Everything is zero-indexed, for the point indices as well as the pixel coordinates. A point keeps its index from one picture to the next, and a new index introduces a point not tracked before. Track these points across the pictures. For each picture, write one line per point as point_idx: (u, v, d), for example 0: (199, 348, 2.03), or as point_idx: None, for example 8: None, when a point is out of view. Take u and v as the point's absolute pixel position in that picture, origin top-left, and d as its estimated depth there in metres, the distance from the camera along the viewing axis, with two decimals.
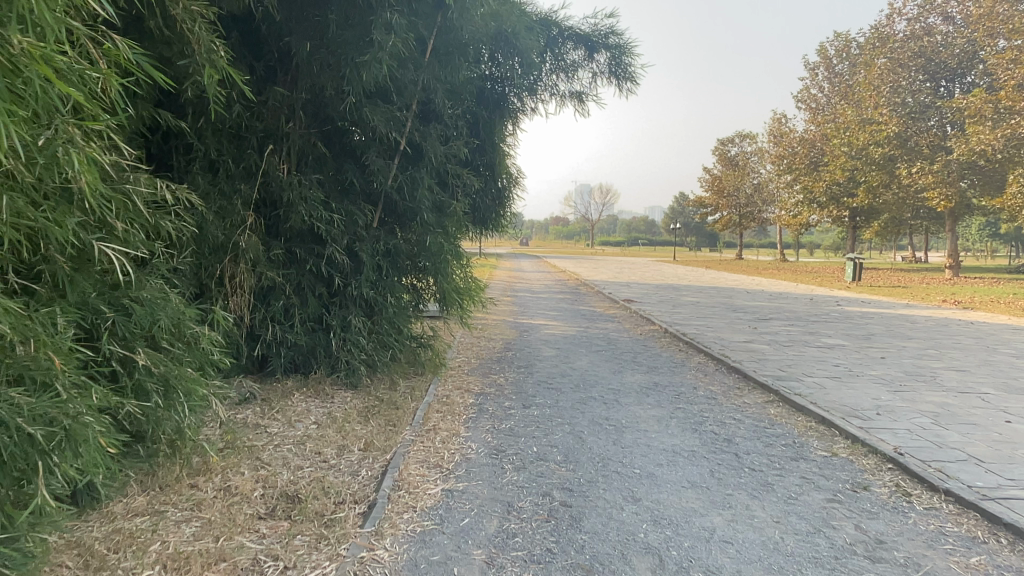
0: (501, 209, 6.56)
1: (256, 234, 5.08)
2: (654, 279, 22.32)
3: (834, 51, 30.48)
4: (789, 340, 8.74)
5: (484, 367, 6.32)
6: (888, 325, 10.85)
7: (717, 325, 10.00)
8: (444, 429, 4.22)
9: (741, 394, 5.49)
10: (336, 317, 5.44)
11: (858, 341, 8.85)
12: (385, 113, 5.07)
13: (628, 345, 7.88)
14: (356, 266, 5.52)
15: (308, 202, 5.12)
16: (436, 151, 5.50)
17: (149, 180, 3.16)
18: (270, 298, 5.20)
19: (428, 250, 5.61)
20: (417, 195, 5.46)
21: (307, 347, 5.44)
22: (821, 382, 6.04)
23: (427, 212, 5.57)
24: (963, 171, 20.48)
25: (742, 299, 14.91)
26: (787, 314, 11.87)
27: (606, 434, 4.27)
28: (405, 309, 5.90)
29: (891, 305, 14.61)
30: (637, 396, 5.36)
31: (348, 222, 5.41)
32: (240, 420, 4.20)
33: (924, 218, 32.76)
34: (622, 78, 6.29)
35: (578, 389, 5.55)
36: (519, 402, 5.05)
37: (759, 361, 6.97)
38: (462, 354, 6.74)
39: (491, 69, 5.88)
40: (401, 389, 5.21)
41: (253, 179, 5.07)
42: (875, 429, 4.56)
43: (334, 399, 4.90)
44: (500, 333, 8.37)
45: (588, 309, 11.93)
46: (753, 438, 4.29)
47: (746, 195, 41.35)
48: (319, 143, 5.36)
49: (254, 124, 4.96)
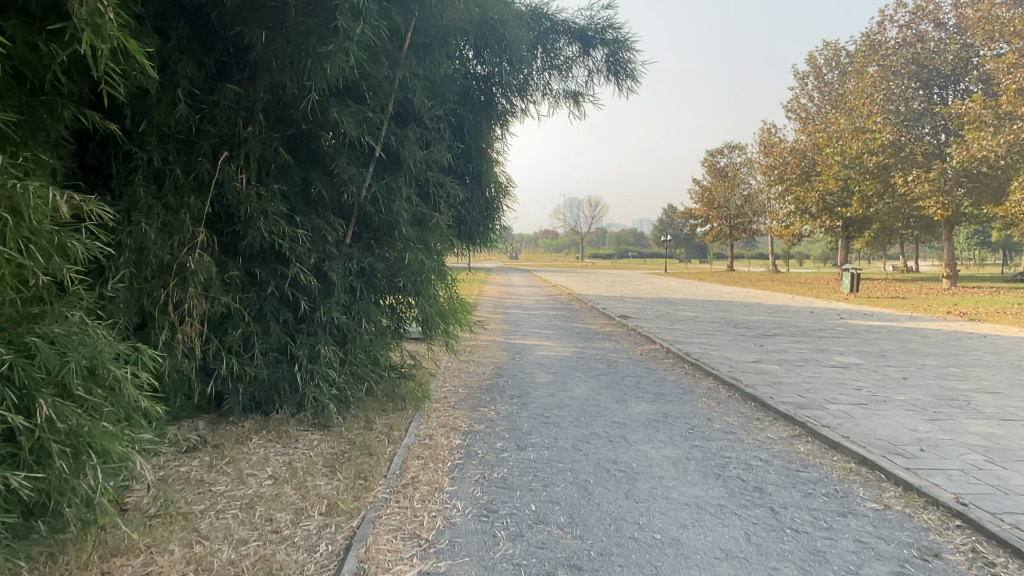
0: (490, 222, 5.91)
1: (209, 254, 4.46)
2: (644, 292, 21.81)
3: (823, 61, 30.27)
4: (800, 359, 8.13)
5: (472, 398, 5.65)
6: (899, 340, 10.27)
7: (721, 343, 9.39)
8: (424, 483, 3.55)
9: (763, 428, 4.86)
10: (303, 347, 4.75)
11: (873, 359, 8.24)
12: (355, 114, 4.45)
13: (629, 368, 7.23)
14: (326, 289, 4.86)
15: (268, 217, 4.48)
16: (418, 157, 4.83)
17: (40, 191, 2.49)
18: (225, 327, 4.57)
19: (406, 268, 5.02)
20: (395, 207, 4.81)
21: (269, 382, 4.75)
22: (847, 410, 5.42)
23: (406, 226, 4.92)
24: (960, 179, 20.12)
25: (741, 313, 14.33)
26: (791, 330, 11.28)
27: (616, 484, 3.62)
28: (383, 336, 5.22)
29: (896, 318, 14.08)
30: (646, 431, 4.71)
31: (316, 239, 4.76)
32: (179, 477, 3.54)
33: (915, 227, 32.49)
34: (622, 77, 5.66)
35: (579, 424, 4.89)
36: (512, 442, 4.39)
37: (775, 386, 6.35)
38: (448, 384, 6.07)
39: (476, 67, 5.28)
40: (377, 430, 4.54)
41: (205, 191, 4.47)
42: (926, 471, 3.93)
43: (298, 439, 4.32)
44: (490, 357, 7.71)
45: (582, 327, 11.30)
46: (788, 487, 3.65)
47: (737, 206, 41.02)
48: (283, 150, 4.75)
49: (205, 129, 4.40)
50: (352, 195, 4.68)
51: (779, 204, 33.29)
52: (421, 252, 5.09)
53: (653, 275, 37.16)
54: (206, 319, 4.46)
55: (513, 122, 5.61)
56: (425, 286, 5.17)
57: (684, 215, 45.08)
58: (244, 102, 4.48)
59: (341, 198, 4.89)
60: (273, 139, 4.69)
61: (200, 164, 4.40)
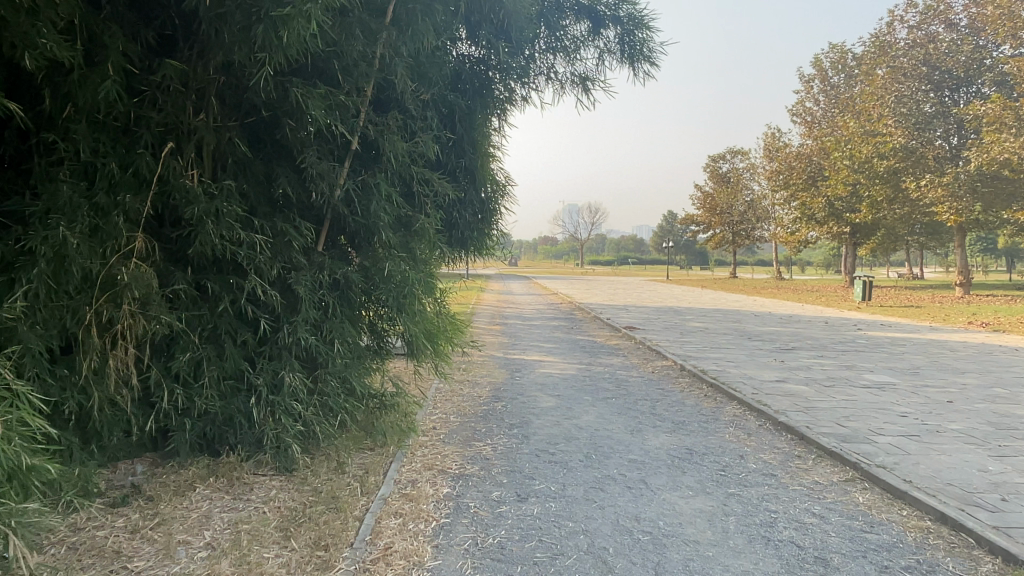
0: (487, 226, 5.10)
1: (150, 264, 3.73)
2: (648, 301, 21.05)
3: (829, 64, 29.71)
4: (828, 378, 7.39)
5: (465, 430, 4.90)
6: (928, 354, 9.53)
7: (738, 358, 8.65)
8: (401, 555, 2.81)
9: (808, 470, 4.10)
10: (263, 375, 3.98)
11: (908, 378, 7.50)
12: (323, 98, 3.76)
13: (641, 390, 6.49)
14: (292, 305, 4.11)
15: (220, 219, 3.75)
16: (403, 147, 4.08)
17: None
18: (171, 351, 3.84)
19: (387, 280, 4.26)
20: (371, 208, 4.06)
21: (222, 416, 3.98)
22: (899, 444, 4.68)
23: (387, 230, 4.17)
24: (974, 184, 19.49)
25: (753, 324, 13.60)
26: (809, 343, 10.55)
27: (642, 554, 2.88)
28: (361, 358, 4.44)
29: (916, 329, 13.35)
30: (670, 475, 3.97)
31: (279, 245, 4.02)
32: (90, 551, 2.81)
33: (922, 233, 31.86)
34: (639, 60, 4.94)
35: (590, 464, 4.14)
36: (512, 490, 3.65)
37: (808, 412, 5.60)
38: (438, 411, 5.32)
39: (469, 49, 4.59)
40: (348, 475, 3.79)
41: (146, 189, 3.74)
42: (1021, 532, 3.18)
43: (252, 489, 3.58)
44: (486, 376, 6.97)
45: (586, 340, 10.58)
46: (859, 558, 2.90)
47: (740, 212, 40.35)
48: (242, 141, 4.04)
49: (146, 115, 3.69)
50: (321, 194, 3.95)
51: (784, 209, 32.64)
52: (405, 262, 4.33)
53: (656, 282, 36.50)
54: (144, 342, 3.72)
55: (512, 111, 4.88)
56: (409, 301, 4.39)
57: (685, 221, 44.41)
58: (193, 83, 3.77)
59: (310, 198, 4.15)
60: (229, 128, 3.98)
61: (139, 156, 3.67)
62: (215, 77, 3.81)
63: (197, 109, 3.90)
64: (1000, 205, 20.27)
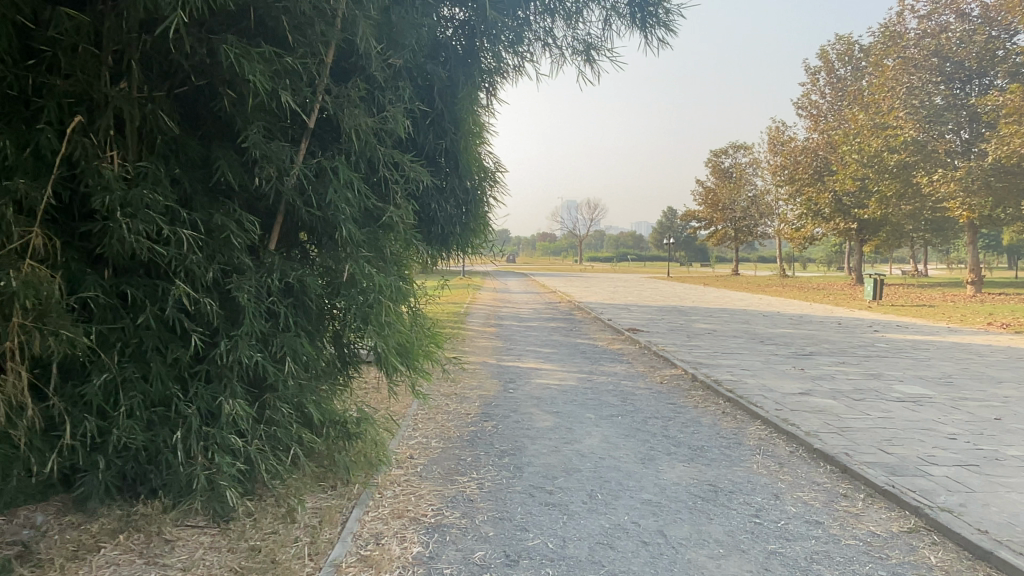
0: (472, 220, 4.31)
1: (52, 268, 2.98)
2: (650, 299, 20.32)
3: (836, 56, 29.05)
4: (856, 390, 6.67)
5: (448, 460, 4.17)
6: (957, 360, 8.81)
7: (753, 366, 7.93)
8: None
9: (860, 516, 3.39)
10: (197, 403, 3.24)
11: (944, 390, 6.78)
12: (267, 62, 3.04)
13: (651, 405, 5.77)
14: (233, 316, 3.37)
15: (139, 211, 3.01)
16: (370, 125, 3.34)
17: None
18: (82, 375, 3.09)
19: (350, 286, 3.50)
20: (330, 198, 3.31)
21: (146, 453, 3.23)
22: (960, 478, 3.95)
23: (351, 225, 3.42)
24: (988, 179, 18.82)
25: (762, 326, 12.87)
26: (826, 348, 9.81)
27: None
28: (320, 378, 3.70)
29: (934, 330, 12.66)
30: (694, 525, 3.24)
31: (218, 244, 3.28)
32: None
33: (928, 230, 31.20)
34: (652, 26, 4.22)
35: (595, 508, 3.43)
36: (500, 548, 2.93)
37: (844, 435, 4.87)
38: (418, 436, 4.59)
39: (452, 10, 3.81)
40: (296, 531, 3.06)
41: (49, 175, 3.00)
42: None
43: (174, 549, 2.91)
44: (476, 389, 6.24)
45: (587, 344, 9.83)
46: None
47: (742, 207, 39.64)
48: (172, 115, 3.30)
49: (49, 80, 2.94)
50: (268, 181, 3.22)
51: (788, 205, 31.88)
52: (373, 263, 3.57)
53: (657, 280, 35.79)
54: (46, 364, 2.97)
55: (503, 85, 4.13)
56: (378, 312, 3.62)
57: (685, 217, 43.64)
58: (109, 42, 3.03)
59: (257, 186, 3.41)
60: (156, 99, 3.23)
61: (40, 132, 2.91)
62: (137, 36, 3.07)
63: (116, 75, 3.16)
64: (1016, 200, 19.56)
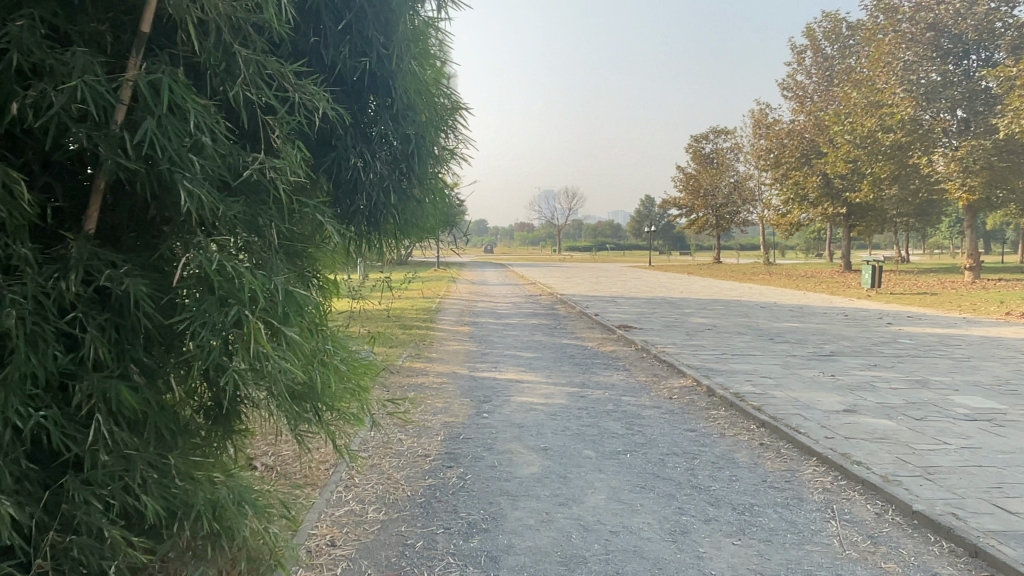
0: (415, 186, 2.91)
1: None
2: (636, 290, 19.04)
3: (823, 34, 27.99)
4: (911, 405, 5.39)
5: (388, 549, 2.80)
6: (1004, 359, 7.60)
7: (774, 372, 6.64)
8: None
9: None
10: None
11: (1015, 403, 5.52)
12: None
13: (667, 435, 4.44)
14: None
15: None
16: (227, 13, 1.93)
17: None
18: None
19: (204, 293, 2.08)
20: (155, 139, 1.88)
21: None
22: None
23: (202, 190, 1.99)
24: (990, 158, 17.78)
25: (765, 319, 11.60)
26: (847, 346, 8.57)
27: None
28: (168, 443, 2.28)
29: (952, 322, 11.50)
30: None
31: None
32: None
33: (915, 215, 30.32)
34: None
35: None
36: None
37: (935, 481, 3.58)
38: (347, 507, 3.19)
39: None
40: None
41: None
42: None
43: None
44: (440, 416, 4.85)
45: (575, 346, 8.48)
46: None
47: (725, 194, 38.56)
48: None
49: None
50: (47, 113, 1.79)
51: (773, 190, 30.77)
52: (246, 257, 2.15)
53: (640, 269, 34.46)
54: None
55: None
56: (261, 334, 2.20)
57: (666, 204, 42.49)
58: None
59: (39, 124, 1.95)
60: None
61: None
62: None
63: None
64: (1016, 182, 18.62)
